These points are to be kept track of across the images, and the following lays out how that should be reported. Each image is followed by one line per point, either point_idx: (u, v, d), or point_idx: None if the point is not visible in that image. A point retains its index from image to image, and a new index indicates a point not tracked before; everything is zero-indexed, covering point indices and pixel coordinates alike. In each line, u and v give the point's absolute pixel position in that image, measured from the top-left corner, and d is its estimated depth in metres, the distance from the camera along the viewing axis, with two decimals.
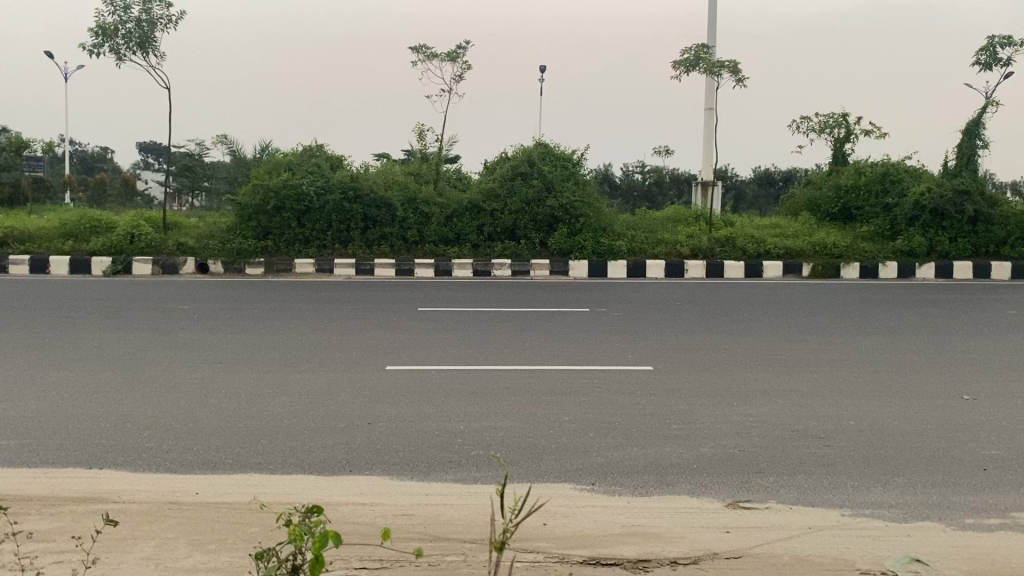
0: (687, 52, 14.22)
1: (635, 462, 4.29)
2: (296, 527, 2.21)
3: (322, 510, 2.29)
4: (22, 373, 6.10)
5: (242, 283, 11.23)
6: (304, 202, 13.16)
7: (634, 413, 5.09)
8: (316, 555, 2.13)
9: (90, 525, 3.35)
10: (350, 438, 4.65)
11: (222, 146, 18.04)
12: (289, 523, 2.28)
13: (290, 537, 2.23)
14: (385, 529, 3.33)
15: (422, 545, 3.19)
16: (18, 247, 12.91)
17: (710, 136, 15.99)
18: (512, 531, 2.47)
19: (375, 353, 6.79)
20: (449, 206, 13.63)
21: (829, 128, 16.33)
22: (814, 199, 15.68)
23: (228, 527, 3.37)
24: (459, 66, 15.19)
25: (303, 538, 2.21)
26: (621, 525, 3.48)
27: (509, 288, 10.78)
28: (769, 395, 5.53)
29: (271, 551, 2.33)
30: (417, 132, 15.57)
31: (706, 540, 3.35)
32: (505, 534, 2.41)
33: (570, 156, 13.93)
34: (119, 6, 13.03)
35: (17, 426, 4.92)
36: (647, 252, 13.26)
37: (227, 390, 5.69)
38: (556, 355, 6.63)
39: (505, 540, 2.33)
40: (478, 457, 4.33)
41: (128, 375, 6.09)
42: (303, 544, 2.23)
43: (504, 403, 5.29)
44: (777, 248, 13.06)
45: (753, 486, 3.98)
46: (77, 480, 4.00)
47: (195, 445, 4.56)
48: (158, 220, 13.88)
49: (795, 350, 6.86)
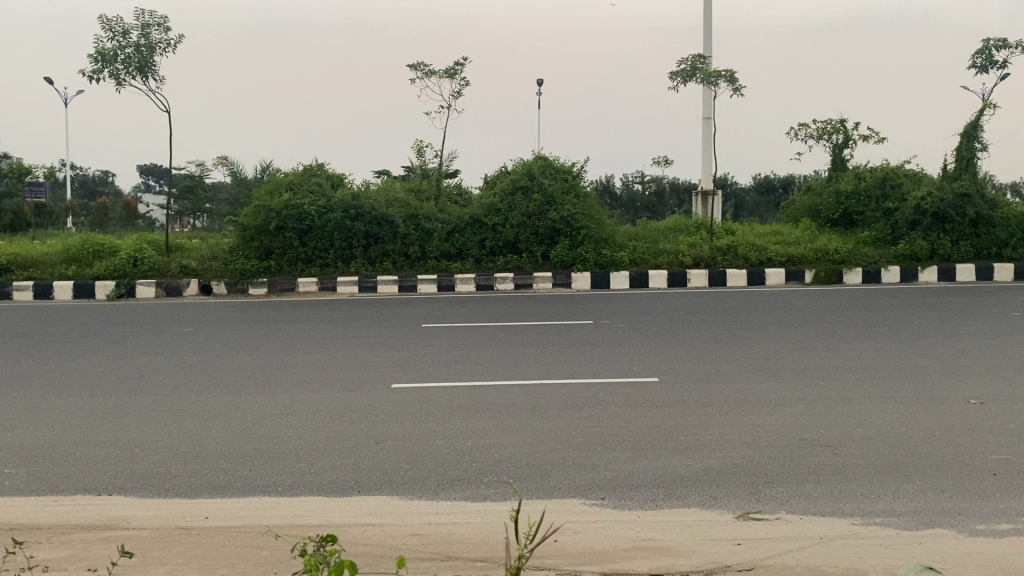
0: (684, 62, 14.28)
1: (643, 475, 4.28)
2: (312, 557, 2.22)
3: (336, 539, 2.30)
4: (28, 401, 6.10)
5: (245, 304, 11.26)
6: (306, 222, 13.19)
7: (641, 426, 5.10)
8: None
9: (103, 553, 3.36)
10: (358, 458, 4.66)
11: (222, 167, 18.12)
12: (303, 553, 2.28)
13: (305, 567, 2.23)
14: (398, 552, 3.33)
15: (434, 566, 3.18)
16: (22, 273, 12.93)
17: (709, 146, 16.05)
18: (527, 556, 2.48)
19: (381, 371, 6.80)
20: (450, 221, 13.68)
21: (827, 135, 16.39)
22: (815, 205, 15.71)
23: (238, 551, 3.37)
24: (458, 83, 15.26)
25: (318, 568, 2.21)
26: (632, 540, 3.48)
27: (512, 302, 10.80)
28: (776, 404, 5.54)
29: None
30: (417, 149, 15.64)
31: (717, 553, 3.35)
32: (520, 557, 2.41)
33: (570, 168, 13.96)
34: (118, 31, 13.12)
35: (25, 454, 4.92)
36: (648, 263, 13.28)
37: (234, 412, 5.69)
38: (562, 369, 6.63)
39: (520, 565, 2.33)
40: (486, 474, 4.33)
41: (135, 399, 6.10)
42: (318, 574, 2.22)
43: (511, 419, 5.30)
44: (778, 256, 13.07)
45: (762, 496, 3.98)
46: (86, 507, 4.00)
47: (203, 469, 4.56)
48: (161, 242, 13.91)
49: (801, 358, 6.86)
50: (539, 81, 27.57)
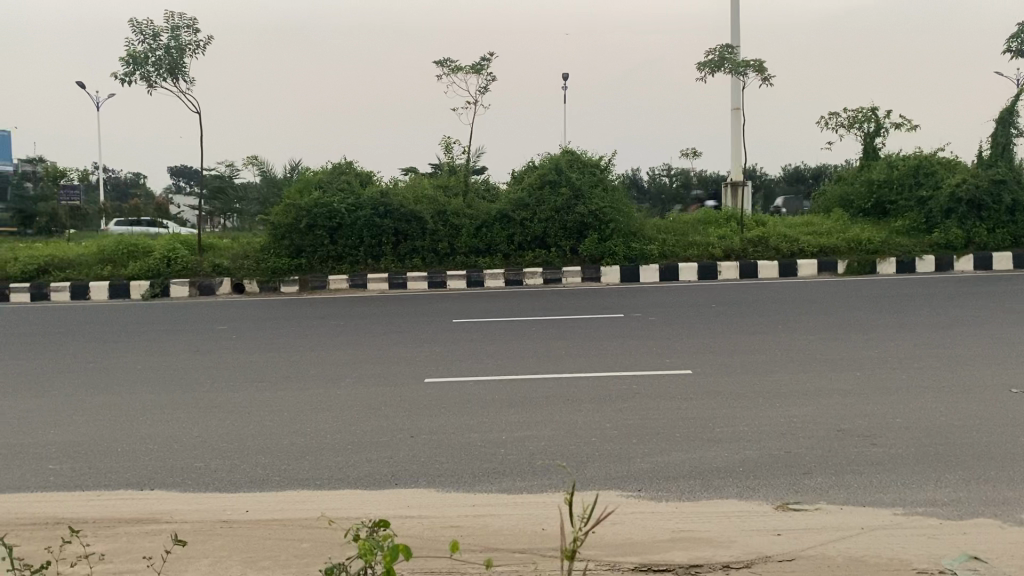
0: (712, 52, 14.14)
1: (680, 467, 4.27)
2: (366, 542, 2.22)
3: (389, 523, 2.30)
4: (68, 399, 6.20)
5: (278, 302, 11.37)
6: (336, 219, 13.29)
7: (676, 418, 5.07)
8: (388, 570, 2.14)
9: (150, 545, 3.41)
10: (393, 452, 4.68)
11: (252, 167, 18.29)
12: (357, 538, 2.29)
13: (360, 552, 2.24)
14: (443, 543, 3.35)
15: (480, 559, 3.20)
16: (58, 274, 13.15)
17: (738, 136, 15.92)
18: (582, 540, 2.47)
19: (412, 366, 6.83)
20: (478, 217, 13.69)
21: (858, 123, 16.20)
22: (847, 195, 15.53)
23: (279, 544, 3.40)
24: (484, 78, 15.25)
25: (373, 552, 2.22)
26: (670, 532, 3.46)
27: (542, 296, 10.78)
28: (813, 395, 5.49)
29: (340, 567, 2.33)
30: (444, 145, 15.68)
31: (757, 544, 3.33)
32: (575, 541, 2.39)
33: (597, 162, 13.93)
34: (148, 34, 13.28)
35: (68, 450, 5.01)
36: (679, 256, 13.22)
37: (270, 408, 5.74)
38: (593, 362, 6.62)
39: (574, 549, 2.33)
40: (521, 466, 4.34)
41: (170, 397, 6.16)
42: (373, 558, 2.23)
43: (545, 412, 5.30)
44: (810, 247, 12.95)
45: (801, 487, 3.95)
46: (128, 501, 4.07)
47: (241, 464, 4.62)
48: (193, 242, 14.08)
49: (835, 349, 6.79)
50: (563, 74, 27.97)
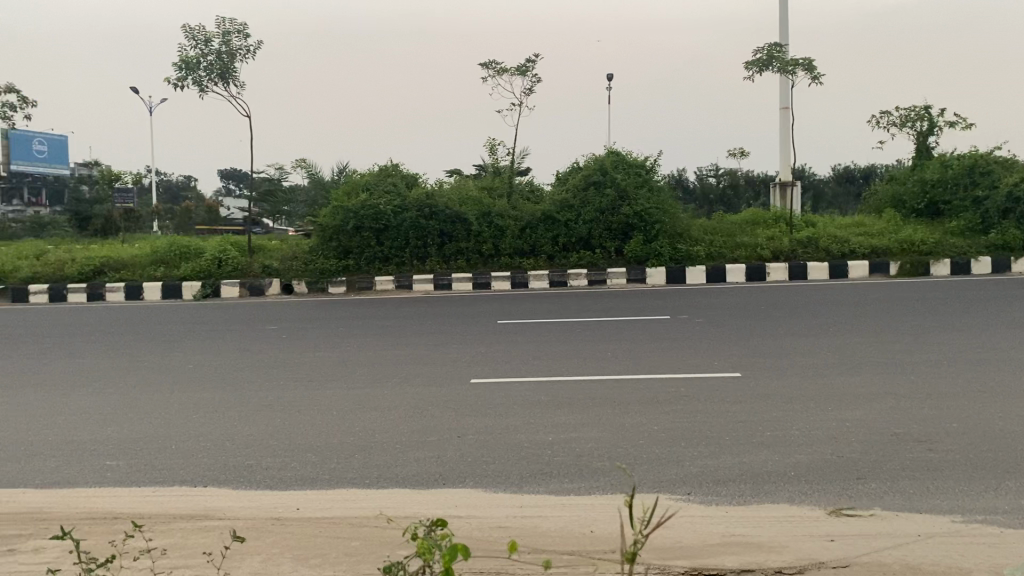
0: (760, 51, 13.96)
1: (730, 471, 4.22)
2: (425, 541, 2.24)
3: (446, 522, 2.32)
4: (124, 397, 6.36)
5: (326, 302, 11.51)
6: (382, 221, 13.41)
7: (725, 421, 5.01)
8: (446, 569, 2.14)
9: (205, 540, 3.47)
10: (440, 452, 4.70)
11: (300, 169, 18.52)
12: (415, 537, 2.31)
13: (418, 552, 2.25)
14: (507, 543, 3.35)
15: (538, 559, 3.20)
16: (114, 275, 13.48)
17: (787, 136, 15.69)
18: (642, 543, 2.46)
19: (458, 367, 6.86)
20: (523, 218, 13.69)
21: (910, 122, 15.86)
22: (898, 195, 15.22)
23: (330, 542, 3.44)
24: (529, 79, 15.25)
25: (431, 552, 2.23)
26: (720, 536, 3.43)
27: (588, 298, 10.75)
28: (866, 399, 5.38)
29: (398, 566, 2.35)
30: (488, 147, 15.71)
31: (810, 550, 3.27)
32: (634, 543, 2.38)
33: (643, 162, 13.82)
34: (200, 39, 13.53)
35: (124, 447, 5.13)
36: (726, 257, 13.08)
37: (319, 407, 5.81)
38: (640, 364, 6.57)
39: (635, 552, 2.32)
40: (568, 468, 4.33)
41: (222, 395, 6.28)
42: (432, 558, 2.25)
43: (592, 414, 5.27)
44: (861, 248, 12.72)
45: (854, 492, 3.88)
46: (182, 497, 4.15)
47: (291, 462, 4.68)
48: (244, 243, 14.32)
49: (889, 352, 6.65)
50: (609, 75, 27.85)
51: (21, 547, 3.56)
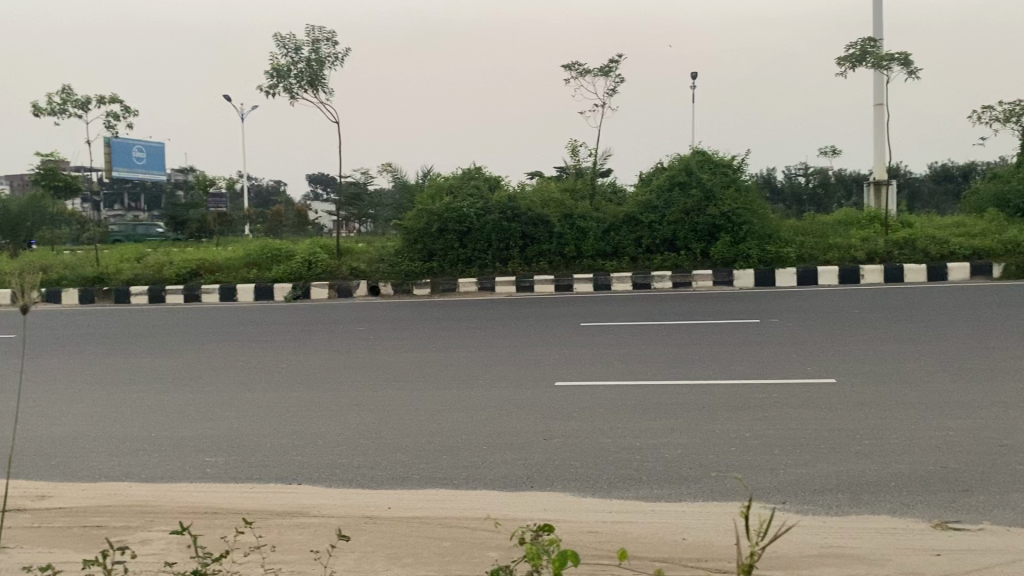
0: (853, 46, 13.54)
1: (826, 480, 4.09)
2: (534, 546, 2.23)
3: (555, 529, 2.32)
4: (221, 395, 6.58)
5: (411, 304, 11.67)
6: (465, 223, 13.54)
7: (819, 428, 4.87)
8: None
9: (302, 537, 3.56)
10: (528, 455, 4.71)
11: (386, 173, 18.85)
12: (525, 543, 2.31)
13: (528, 557, 2.25)
14: (619, 550, 3.29)
15: (645, 567, 3.14)
16: (209, 277, 13.99)
17: (881, 134, 15.17)
18: (758, 555, 2.38)
19: (543, 369, 6.86)
20: (606, 220, 13.60)
21: (1015, 117, 15.13)
22: (1002, 193, 14.54)
23: (422, 541, 3.48)
24: (612, 80, 15.15)
25: (541, 558, 2.23)
26: (819, 547, 3.32)
27: (673, 300, 10.60)
28: (971, 407, 5.14)
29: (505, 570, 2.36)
30: (571, 149, 15.68)
31: (915, 564, 3.14)
32: (751, 555, 2.31)
33: (730, 162, 13.54)
34: (291, 48, 13.92)
35: (223, 443, 5.31)
36: (817, 259, 12.73)
37: (406, 408, 5.89)
38: (729, 369, 6.44)
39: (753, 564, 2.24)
40: (657, 474, 4.27)
41: (314, 395, 6.43)
42: (540, 564, 2.24)
43: (680, 419, 5.20)
44: (962, 249, 12.21)
45: (961, 505, 3.71)
46: (278, 494, 4.27)
47: (381, 461, 4.76)
48: (332, 246, 14.66)
49: (995, 359, 6.34)
50: (695, 75, 27.45)
51: (129, 539, 3.72)
